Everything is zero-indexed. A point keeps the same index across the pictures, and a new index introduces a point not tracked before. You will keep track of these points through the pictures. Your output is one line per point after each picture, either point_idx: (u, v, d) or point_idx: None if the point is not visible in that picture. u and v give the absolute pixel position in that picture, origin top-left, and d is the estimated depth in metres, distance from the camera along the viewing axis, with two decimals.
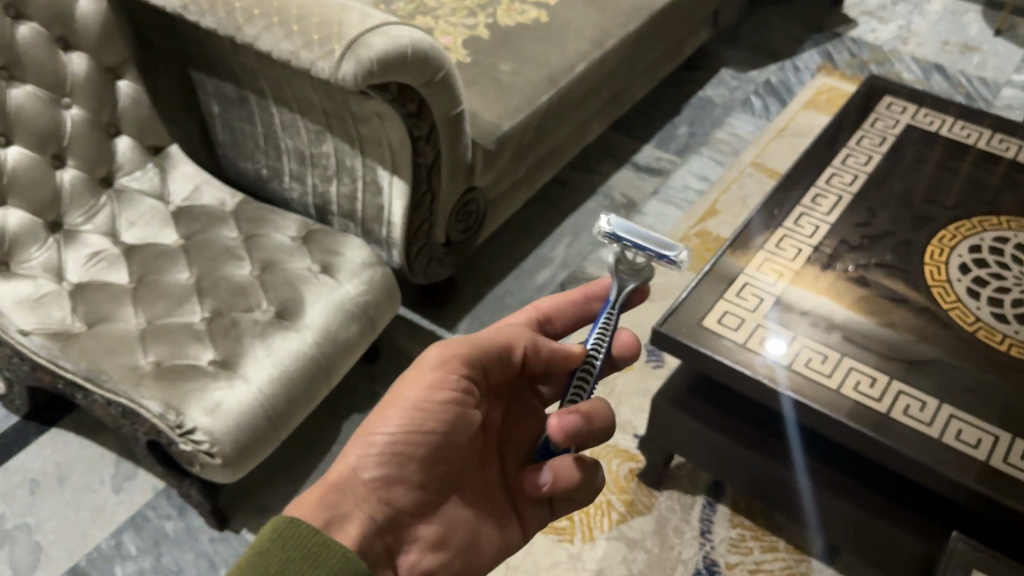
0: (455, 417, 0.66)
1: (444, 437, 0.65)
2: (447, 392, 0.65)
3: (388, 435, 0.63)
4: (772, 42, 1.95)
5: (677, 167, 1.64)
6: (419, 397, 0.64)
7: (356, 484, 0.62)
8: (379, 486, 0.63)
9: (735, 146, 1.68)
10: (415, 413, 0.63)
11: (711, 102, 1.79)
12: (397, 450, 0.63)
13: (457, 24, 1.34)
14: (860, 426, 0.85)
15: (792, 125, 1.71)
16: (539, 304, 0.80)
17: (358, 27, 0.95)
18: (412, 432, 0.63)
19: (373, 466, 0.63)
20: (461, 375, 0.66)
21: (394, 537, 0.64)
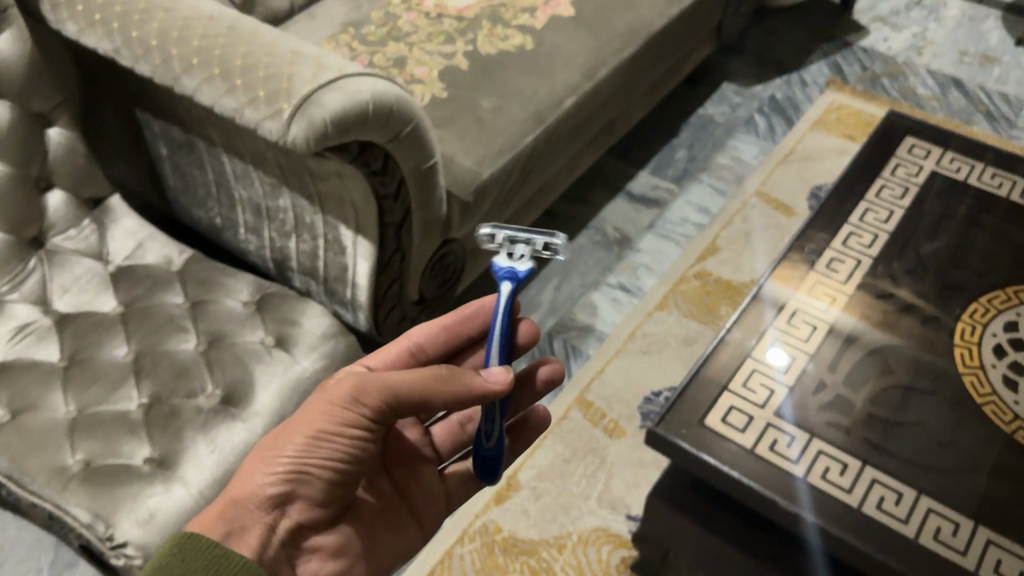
0: (358, 451, 0.66)
1: (345, 468, 0.66)
2: (351, 431, 0.64)
3: (289, 462, 0.65)
4: (778, 52, 1.82)
5: (675, 197, 1.52)
6: (321, 431, 0.64)
7: (256, 503, 0.65)
8: (278, 506, 0.66)
9: (738, 173, 1.56)
10: (314, 445, 0.65)
11: (712, 121, 1.66)
12: (299, 476, 0.65)
13: (434, 52, 1.21)
14: (903, 564, 0.73)
15: (799, 149, 1.59)
16: (413, 334, 0.78)
17: (311, 81, 0.82)
18: (314, 462, 0.65)
19: (274, 484, 0.65)
20: (371, 409, 0.63)
21: (293, 549, 0.68)
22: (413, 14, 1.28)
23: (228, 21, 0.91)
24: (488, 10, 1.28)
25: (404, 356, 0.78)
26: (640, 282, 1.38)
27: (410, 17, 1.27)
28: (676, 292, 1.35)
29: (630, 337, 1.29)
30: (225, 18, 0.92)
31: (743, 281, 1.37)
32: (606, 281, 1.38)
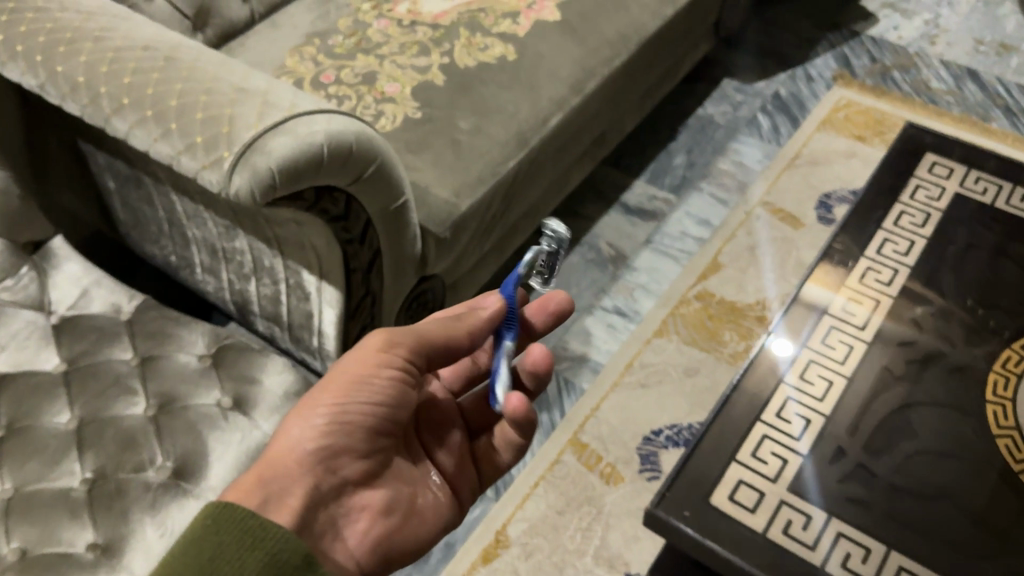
0: (396, 397, 0.64)
1: (387, 414, 0.63)
2: (388, 373, 0.63)
3: (331, 410, 0.60)
4: (781, 43, 1.71)
5: (673, 208, 1.42)
6: (360, 376, 0.61)
7: (300, 457, 0.59)
8: (324, 460, 0.60)
9: (740, 180, 1.46)
10: (354, 388, 0.61)
11: (712, 122, 1.56)
12: (341, 423, 0.61)
13: (407, 66, 1.11)
14: None
15: (806, 152, 1.49)
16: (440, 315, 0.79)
17: (256, 124, 0.72)
18: (355, 405, 0.61)
19: (316, 439, 0.60)
20: (406, 351, 0.64)
21: (338, 507, 0.62)
22: (384, 22, 1.17)
23: (165, 51, 0.81)
24: (466, 17, 1.17)
25: None
26: (637, 305, 1.28)
27: (381, 25, 1.16)
28: (676, 316, 1.26)
29: (627, 369, 1.19)
30: (161, 48, 0.81)
31: (747, 302, 1.28)
32: (600, 304, 1.29)
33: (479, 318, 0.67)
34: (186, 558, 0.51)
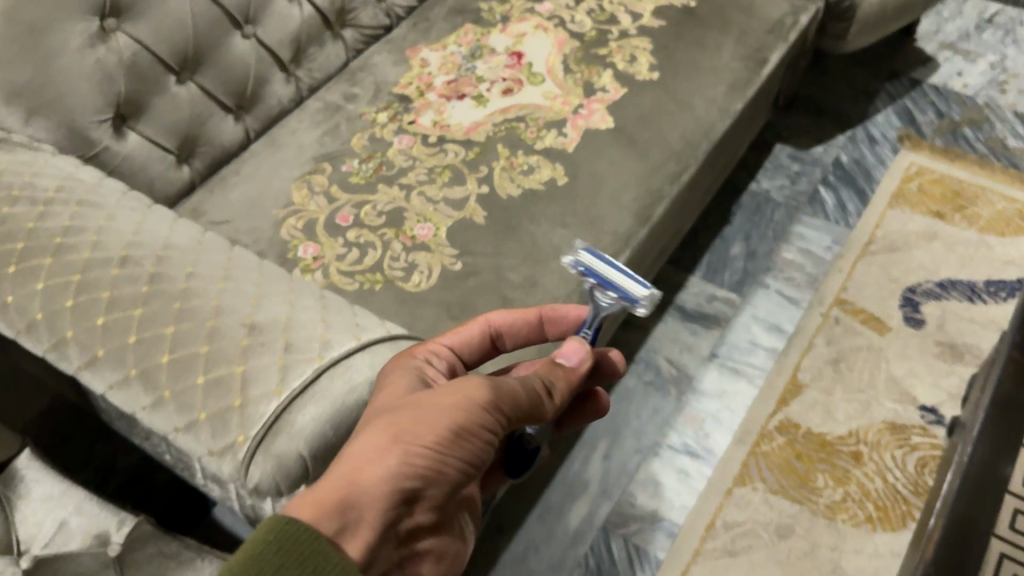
0: (484, 457, 0.53)
1: (472, 472, 0.53)
2: (486, 435, 0.52)
3: (426, 451, 0.49)
4: (835, 99, 1.53)
5: (737, 311, 1.24)
6: (461, 423, 0.51)
7: (386, 494, 0.48)
8: (404, 505, 0.49)
9: (811, 273, 1.28)
10: (453, 436, 0.50)
11: (770, 199, 1.38)
12: (429, 472, 0.50)
13: (438, 199, 0.92)
14: None
15: (880, 234, 1.31)
16: (494, 317, 0.66)
17: (279, 390, 0.54)
18: (452, 456, 0.50)
19: (406, 479, 0.49)
20: (505, 414, 0.53)
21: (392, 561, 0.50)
22: (406, 139, 0.98)
23: (149, 263, 0.62)
24: (503, 129, 0.99)
25: (479, 341, 0.65)
26: (710, 442, 1.10)
27: (402, 143, 0.98)
28: (757, 455, 1.08)
29: (709, 531, 1.01)
30: (146, 260, 0.62)
31: (838, 434, 1.10)
32: (667, 443, 1.10)
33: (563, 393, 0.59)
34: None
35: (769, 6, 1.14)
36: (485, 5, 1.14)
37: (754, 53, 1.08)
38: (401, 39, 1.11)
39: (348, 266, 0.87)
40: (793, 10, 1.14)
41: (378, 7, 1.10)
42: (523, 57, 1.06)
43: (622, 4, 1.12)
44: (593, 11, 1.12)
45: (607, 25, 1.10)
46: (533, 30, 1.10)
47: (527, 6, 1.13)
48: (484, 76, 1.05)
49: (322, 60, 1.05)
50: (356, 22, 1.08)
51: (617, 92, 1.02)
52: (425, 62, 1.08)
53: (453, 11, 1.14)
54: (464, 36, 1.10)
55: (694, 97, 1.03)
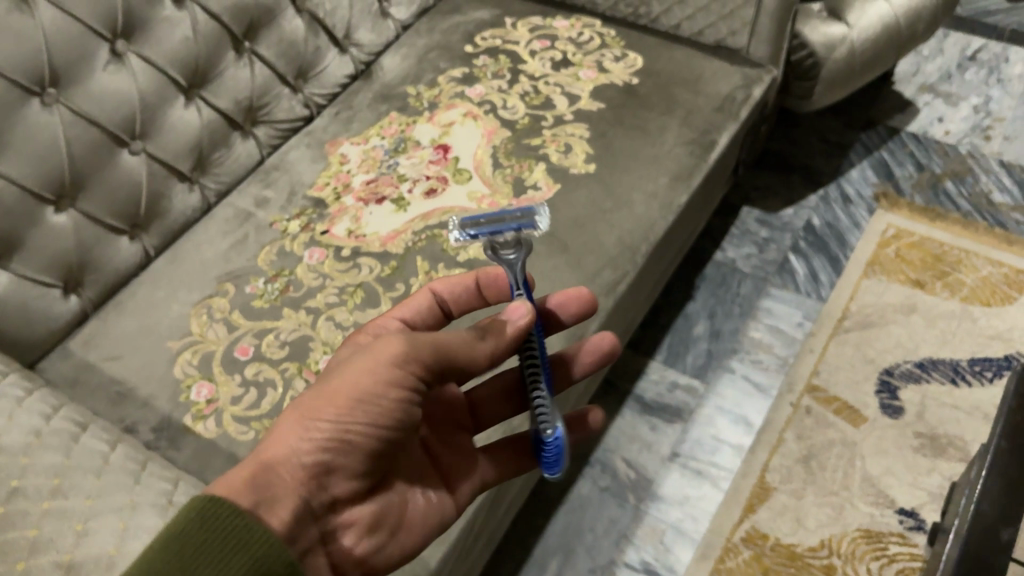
0: (404, 414, 0.56)
1: (392, 431, 0.56)
2: (398, 394, 0.55)
3: (331, 423, 0.54)
4: (808, 153, 1.44)
5: (702, 401, 1.15)
6: (367, 391, 0.54)
7: (295, 467, 0.54)
8: (318, 474, 0.55)
9: (781, 354, 1.18)
10: (359, 402, 0.54)
11: (736, 271, 1.28)
12: (340, 439, 0.55)
13: (348, 324, 0.84)
14: None
15: (855, 308, 1.22)
16: (437, 288, 0.71)
17: None
18: (360, 423, 0.54)
19: (316, 452, 0.54)
20: (421, 369, 0.56)
21: (321, 517, 0.57)
22: (317, 253, 0.90)
23: None
24: (422, 238, 0.90)
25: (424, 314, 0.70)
26: (670, 556, 1.01)
27: (312, 257, 0.89)
28: (721, 573, 0.99)
29: None
30: None
31: (809, 545, 1.01)
32: (623, 559, 1.01)
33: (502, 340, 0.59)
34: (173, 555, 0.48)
35: (718, 80, 1.05)
36: (413, 89, 1.06)
37: (701, 136, 1.00)
38: (321, 131, 1.03)
39: (244, 411, 0.78)
40: (744, 83, 1.05)
41: (294, 98, 1.02)
42: (449, 150, 0.98)
43: (558, 85, 1.05)
44: (527, 94, 1.04)
45: (541, 110, 1.02)
46: (462, 119, 1.01)
47: (456, 90, 1.05)
48: (406, 174, 0.96)
49: (231, 163, 0.97)
50: (270, 117, 1.00)
51: (549, 189, 0.94)
52: (345, 158, 1.00)
53: (377, 98, 1.06)
54: (388, 127, 1.02)
55: (634, 191, 0.94)
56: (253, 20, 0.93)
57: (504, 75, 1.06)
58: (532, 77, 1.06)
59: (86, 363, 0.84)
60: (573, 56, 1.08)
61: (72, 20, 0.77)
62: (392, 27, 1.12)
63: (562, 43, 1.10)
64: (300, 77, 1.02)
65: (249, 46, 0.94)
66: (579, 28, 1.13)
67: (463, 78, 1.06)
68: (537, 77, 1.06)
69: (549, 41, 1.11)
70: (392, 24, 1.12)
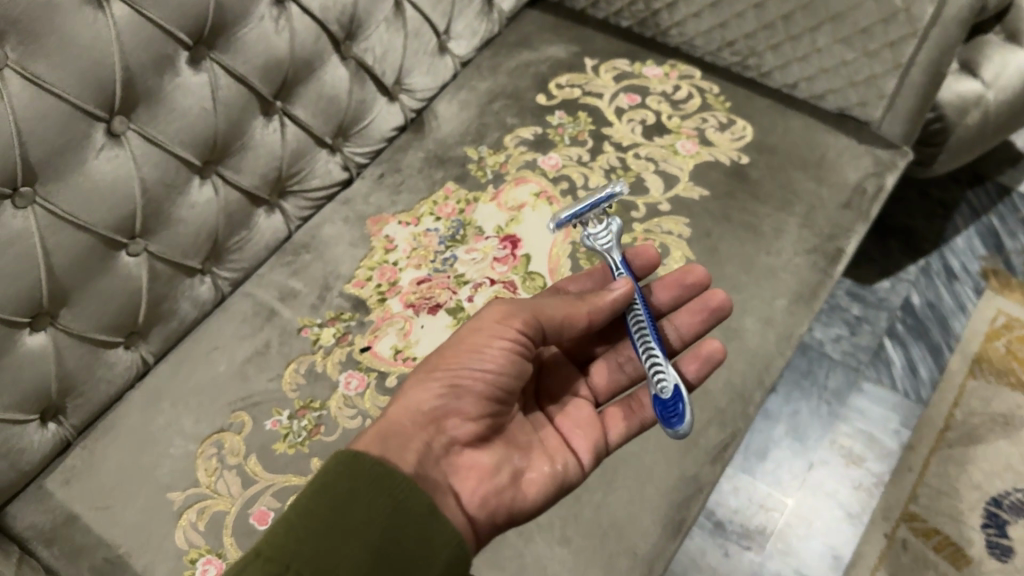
0: (512, 367, 0.58)
1: (504, 379, 0.57)
2: (503, 344, 0.57)
3: (443, 375, 0.57)
4: (908, 210, 1.25)
5: (782, 522, 0.99)
6: (475, 343, 0.57)
7: (416, 417, 0.55)
8: (436, 423, 0.56)
9: (873, 467, 1.03)
10: (467, 354, 0.57)
11: (823, 358, 1.12)
12: (457, 389, 0.56)
13: None
14: None
15: (959, 416, 1.06)
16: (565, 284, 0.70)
17: None
18: (470, 367, 0.56)
19: (432, 399, 0.56)
20: (524, 325, 0.58)
21: (446, 468, 0.56)
22: (356, 378, 0.73)
23: None
24: None
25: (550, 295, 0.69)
26: None
27: (350, 385, 0.72)
28: None
29: None
30: None
31: None
32: None
33: (601, 301, 0.60)
34: (324, 504, 0.49)
35: (844, 165, 0.87)
36: (474, 151, 0.88)
37: (825, 242, 0.82)
38: (362, 200, 0.85)
39: None
40: (876, 169, 0.87)
41: (331, 160, 0.84)
42: (519, 244, 0.80)
43: (651, 160, 0.86)
44: (614, 170, 0.85)
45: (631, 195, 0.84)
46: (534, 200, 0.83)
47: (527, 158, 0.87)
48: (466, 275, 0.78)
49: (253, 246, 0.79)
50: (302, 186, 0.82)
51: None
52: (391, 243, 0.81)
53: (430, 160, 0.88)
54: (443, 204, 0.84)
55: (744, 315, 0.77)
56: (287, 77, 0.74)
57: (585, 141, 0.88)
58: (619, 146, 0.87)
59: (68, 514, 0.68)
60: (669, 120, 0.90)
61: (57, 100, 0.59)
62: (450, 64, 0.93)
63: (655, 100, 0.92)
64: (340, 135, 0.83)
65: (281, 106, 0.75)
66: (674, 80, 0.94)
67: (536, 140, 0.88)
68: (625, 146, 0.87)
69: (638, 96, 0.92)
70: (450, 61, 0.93)
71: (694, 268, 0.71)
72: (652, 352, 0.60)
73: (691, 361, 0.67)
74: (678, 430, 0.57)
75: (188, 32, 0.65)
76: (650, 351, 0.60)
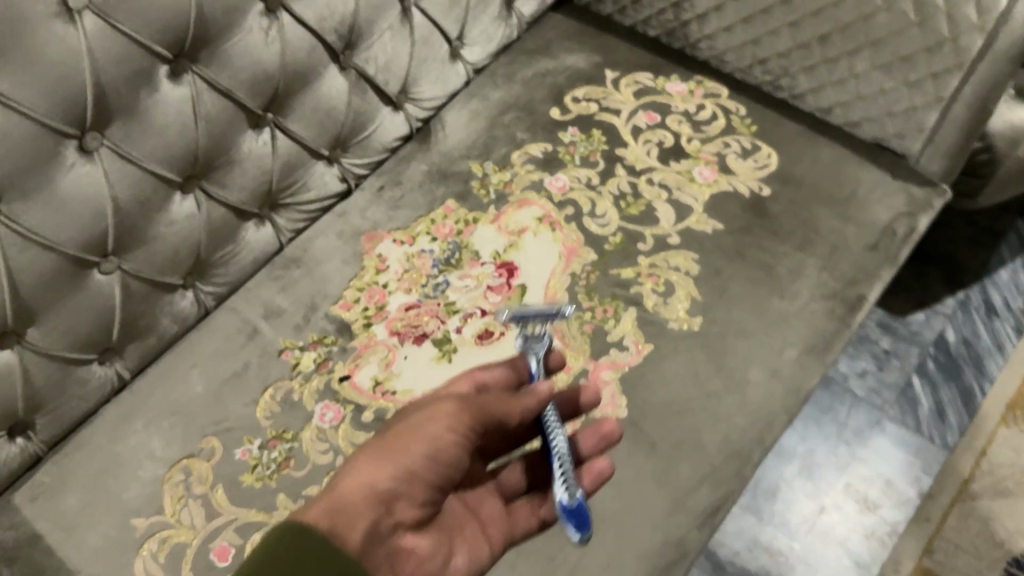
0: (464, 457, 0.53)
1: (454, 469, 0.53)
2: (461, 435, 0.52)
3: (402, 456, 0.51)
4: (951, 237, 1.18)
5: (785, 567, 0.95)
6: (436, 431, 0.52)
7: (368, 497, 0.50)
8: (388, 506, 0.50)
9: (888, 516, 0.97)
10: (427, 440, 0.52)
11: (846, 392, 1.06)
12: (411, 477, 0.51)
13: None
14: None
15: (985, 467, 1.00)
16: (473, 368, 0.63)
17: None
18: (427, 455, 0.51)
19: (388, 481, 0.50)
20: (485, 417, 0.53)
21: (390, 549, 0.51)
22: (332, 411, 0.70)
23: None
24: None
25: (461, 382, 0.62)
26: None
27: (325, 418, 0.70)
28: None
29: None
30: None
31: None
32: None
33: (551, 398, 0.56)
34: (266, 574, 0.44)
35: (874, 202, 0.81)
36: (479, 167, 0.83)
37: (845, 288, 0.76)
38: (358, 213, 0.81)
39: None
40: (909, 208, 0.81)
41: (328, 171, 0.80)
42: (515, 273, 0.76)
43: (665, 187, 0.81)
44: (624, 196, 0.80)
45: (639, 225, 0.79)
46: (536, 226, 0.79)
47: (533, 178, 0.82)
48: (457, 303, 0.75)
49: (240, 260, 0.76)
50: (294, 200, 0.78)
51: (638, 354, 0.72)
52: (383, 262, 0.78)
53: (432, 174, 0.83)
54: (441, 223, 0.80)
55: (749, 365, 0.72)
56: (280, 88, 0.70)
57: (596, 163, 0.83)
58: (632, 170, 0.82)
59: (32, 533, 0.66)
60: (689, 143, 0.84)
61: (21, 118, 0.56)
62: (462, 71, 0.88)
63: (676, 120, 0.86)
64: (338, 146, 0.80)
65: (273, 117, 0.72)
66: (698, 98, 0.88)
67: (545, 159, 0.84)
68: (639, 170, 0.82)
69: (658, 115, 0.87)
70: (463, 68, 0.88)
71: (587, 389, 0.64)
72: (564, 465, 0.55)
73: (581, 473, 0.62)
74: (580, 537, 0.54)
75: (167, 46, 0.61)
76: (561, 463, 0.56)
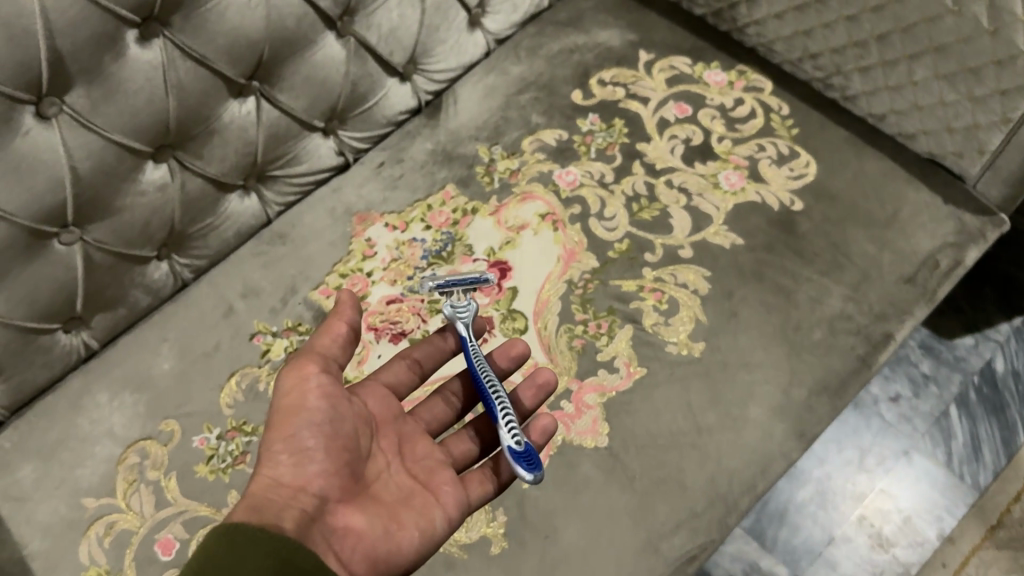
0: (340, 409, 0.51)
1: (338, 423, 0.51)
2: (318, 389, 0.51)
3: (283, 441, 0.49)
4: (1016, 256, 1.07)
5: None
6: (294, 400, 0.50)
7: (280, 491, 0.47)
8: (301, 489, 0.47)
9: (901, 556, 0.91)
10: (291, 413, 0.50)
11: (874, 416, 0.99)
12: (305, 451, 0.49)
13: None
14: None
15: (1017, 514, 0.92)
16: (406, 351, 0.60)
17: None
18: (302, 422, 0.49)
19: (286, 467, 0.48)
20: (326, 368, 0.52)
21: (327, 531, 0.47)
22: None
23: None
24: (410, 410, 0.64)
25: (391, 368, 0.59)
26: None
27: None
28: None
29: None
30: None
31: None
32: None
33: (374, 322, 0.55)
34: None
35: (918, 228, 0.72)
36: (486, 151, 0.77)
37: (871, 323, 0.68)
38: (353, 190, 0.76)
39: None
40: (958, 238, 0.72)
41: (323, 144, 0.75)
42: (508, 273, 0.70)
43: (684, 191, 0.74)
44: (638, 199, 0.74)
45: (649, 233, 0.72)
46: (538, 223, 0.73)
47: (542, 168, 0.76)
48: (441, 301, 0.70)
49: (221, 232, 0.72)
50: (284, 172, 0.74)
51: (628, 378, 0.66)
52: (371, 248, 0.73)
53: (436, 154, 0.77)
54: (438, 210, 0.74)
55: (751, 400, 0.65)
56: (265, 55, 0.65)
57: (613, 157, 0.76)
58: (651, 169, 0.75)
59: None
60: (718, 143, 0.77)
61: None
62: (481, 41, 0.82)
63: (709, 115, 0.79)
64: (335, 118, 0.74)
65: (258, 86, 0.67)
66: (737, 91, 0.80)
67: (558, 148, 0.77)
68: (658, 170, 0.75)
69: (690, 107, 0.79)
70: (483, 37, 0.82)
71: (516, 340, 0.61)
72: (506, 408, 0.50)
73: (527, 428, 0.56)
74: (532, 477, 0.46)
75: (132, 8, 0.56)
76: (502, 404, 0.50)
